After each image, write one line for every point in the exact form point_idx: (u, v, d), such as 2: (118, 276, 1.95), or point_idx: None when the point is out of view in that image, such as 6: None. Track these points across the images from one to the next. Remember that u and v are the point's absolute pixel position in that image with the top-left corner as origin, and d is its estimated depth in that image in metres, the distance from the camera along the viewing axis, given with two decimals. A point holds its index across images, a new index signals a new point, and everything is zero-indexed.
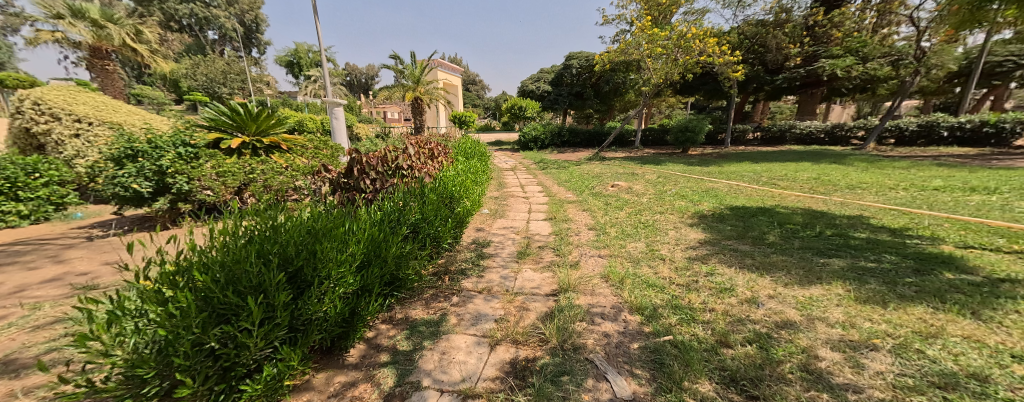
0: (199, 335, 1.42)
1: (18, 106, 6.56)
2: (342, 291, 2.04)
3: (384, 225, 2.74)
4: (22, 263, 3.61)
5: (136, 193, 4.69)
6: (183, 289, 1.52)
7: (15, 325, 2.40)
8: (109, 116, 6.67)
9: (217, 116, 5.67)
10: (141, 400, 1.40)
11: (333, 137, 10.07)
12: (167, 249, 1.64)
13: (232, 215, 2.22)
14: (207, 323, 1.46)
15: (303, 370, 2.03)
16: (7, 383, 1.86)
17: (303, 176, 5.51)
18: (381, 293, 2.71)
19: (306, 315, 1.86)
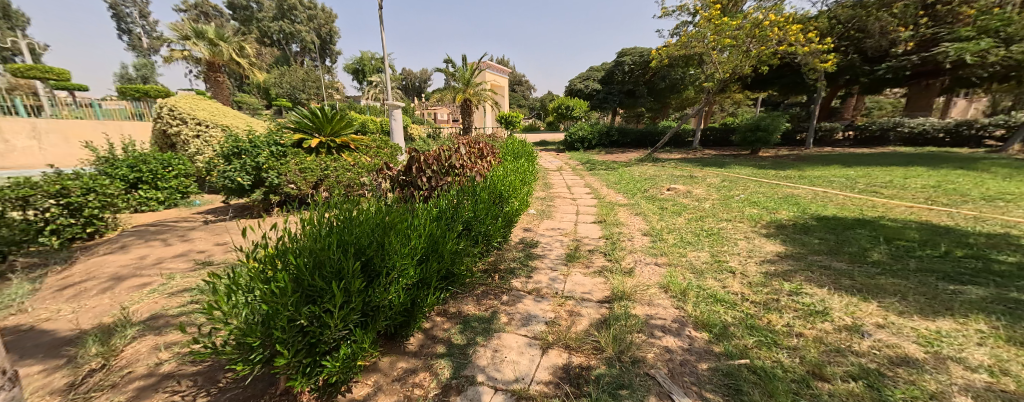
0: (293, 313, 1.59)
1: (157, 112, 8.04)
2: (405, 281, 2.16)
3: (440, 222, 2.84)
4: (160, 240, 4.42)
5: (240, 185, 5.46)
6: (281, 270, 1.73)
7: (158, 291, 2.95)
8: (220, 119, 7.91)
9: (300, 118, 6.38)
10: (249, 365, 1.61)
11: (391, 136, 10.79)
12: (268, 234, 1.88)
13: (314, 207, 2.46)
14: (299, 302, 1.64)
15: (372, 352, 2.18)
16: (155, 337, 2.29)
17: (368, 173, 5.90)
18: (438, 287, 2.81)
19: (376, 302, 2.00)
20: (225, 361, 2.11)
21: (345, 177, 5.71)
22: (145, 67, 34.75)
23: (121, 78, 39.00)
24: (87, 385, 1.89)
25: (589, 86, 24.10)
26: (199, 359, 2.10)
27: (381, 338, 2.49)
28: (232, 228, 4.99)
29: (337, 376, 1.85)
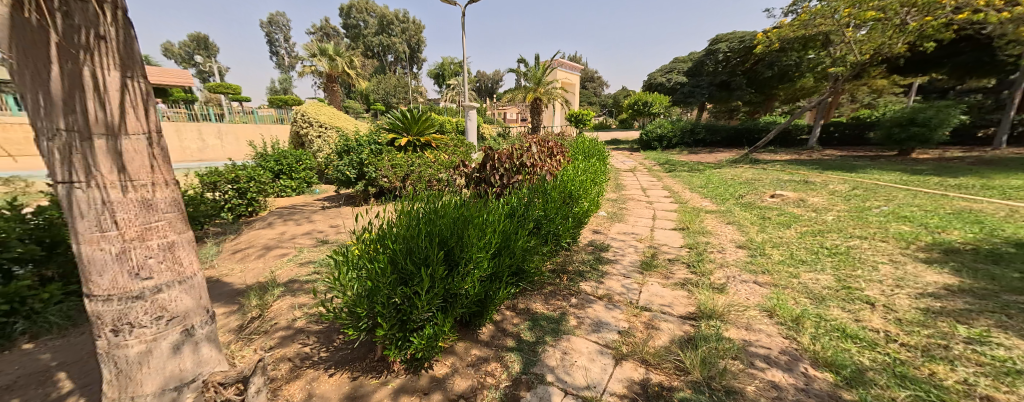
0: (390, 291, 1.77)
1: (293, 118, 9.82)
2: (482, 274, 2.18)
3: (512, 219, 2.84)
4: (293, 220, 5.36)
5: (348, 177, 6.32)
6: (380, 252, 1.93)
7: (294, 261, 3.57)
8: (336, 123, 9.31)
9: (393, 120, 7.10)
10: (356, 330, 1.86)
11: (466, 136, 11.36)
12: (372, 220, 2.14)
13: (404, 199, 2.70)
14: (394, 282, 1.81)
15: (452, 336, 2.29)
16: (292, 298, 2.78)
17: (445, 169, 6.26)
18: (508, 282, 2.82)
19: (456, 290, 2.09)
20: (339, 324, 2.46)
21: (428, 173, 6.15)
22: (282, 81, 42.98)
23: (268, 91, 49.02)
24: (248, 330, 2.40)
25: (672, 79, 21.97)
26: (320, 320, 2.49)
27: (458, 324, 2.61)
28: (344, 213, 5.80)
29: (422, 353, 1.99)
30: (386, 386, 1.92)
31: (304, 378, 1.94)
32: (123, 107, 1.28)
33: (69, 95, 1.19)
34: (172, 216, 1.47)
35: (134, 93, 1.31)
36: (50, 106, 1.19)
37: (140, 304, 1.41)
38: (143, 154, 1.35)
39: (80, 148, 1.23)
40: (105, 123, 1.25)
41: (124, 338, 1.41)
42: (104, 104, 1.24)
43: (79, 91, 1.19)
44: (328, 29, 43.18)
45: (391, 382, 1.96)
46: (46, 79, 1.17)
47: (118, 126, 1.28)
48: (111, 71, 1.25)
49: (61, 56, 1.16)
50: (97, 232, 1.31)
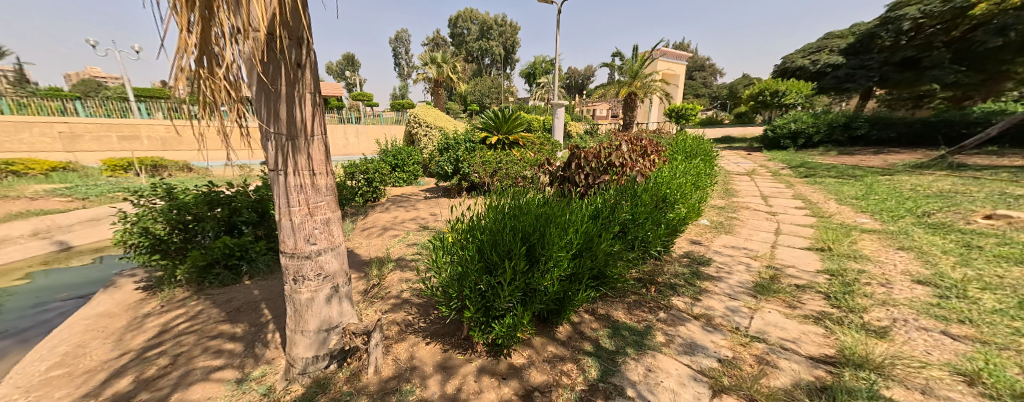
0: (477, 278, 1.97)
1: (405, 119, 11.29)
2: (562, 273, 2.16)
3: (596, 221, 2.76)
4: (401, 206, 6.21)
5: (445, 172, 6.95)
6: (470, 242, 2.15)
7: (402, 242, 4.17)
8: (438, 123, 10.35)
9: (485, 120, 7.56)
10: (447, 309, 2.13)
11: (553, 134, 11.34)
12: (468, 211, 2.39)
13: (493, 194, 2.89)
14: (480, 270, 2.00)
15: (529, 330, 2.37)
16: (400, 272, 3.26)
17: (531, 167, 6.53)
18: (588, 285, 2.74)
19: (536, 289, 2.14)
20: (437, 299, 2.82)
21: (515, 171, 6.41)
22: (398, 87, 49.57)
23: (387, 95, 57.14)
24: (371, 294, 2.94)
25: (822, 60, 17.72)
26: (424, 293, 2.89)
27: (536, 319, 2.70)
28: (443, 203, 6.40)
29: (501, 340, 2.12)
30: (470, 363, 2.13)
31: (408, 342, 2.30)
32: (312, 116, 1.70)
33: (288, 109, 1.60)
34: (330, 199, 1.89)
35: (316, 104, 1.72)
36: (274, 116, 1.61)
37: (309, 263, 1.87)
38: (317, 149, 1.76)
39: (291, 146, 1.67)
40: (302, 128, 1.68)
41: (299, 287, 1.89)
42: (304, 113, 1.66)
43: (293, 104, 1.62)
44: (439, 40, 48.36)
45: (473, 360, 2.15)
46: (275, 97, 1.58)
47: (310, 130, 1.70)
48: (309, 89, 1.65)
49: (288, 81, 1.57)
50: (288, 208, 1.75)
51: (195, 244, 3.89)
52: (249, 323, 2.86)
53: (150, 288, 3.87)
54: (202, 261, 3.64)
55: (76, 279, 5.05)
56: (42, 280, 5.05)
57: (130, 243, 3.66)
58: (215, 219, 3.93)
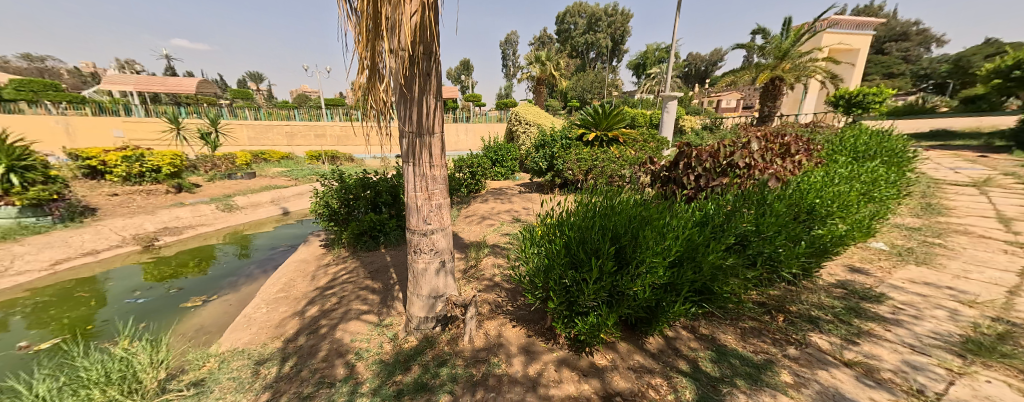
0: (561, 273, 2.07)
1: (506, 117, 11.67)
2: (655, 280, 2.03)
3: (703, 229, 2.44)
4: (499, 198, 6.61)
5: (539, 169, 7.07)
6: (558, 238, 2.25)
7: (498, 231, 4.50)
8: (538, 120, 10.41)
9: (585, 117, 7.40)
10: (533, 298, 2.30)
11: (661, 130, 10.21)
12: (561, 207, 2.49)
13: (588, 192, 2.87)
14: (566, 266, 2.10)
15: (614, 333, 2.29)
16: (493, 258, 3.56)
17: (630, 165, 6.10)
18: (688, 300, 2.42)
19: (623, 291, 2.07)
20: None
21: (610, 170, 6.09)
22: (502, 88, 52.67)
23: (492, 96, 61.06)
24: (469, 274, 3.32)
25: None
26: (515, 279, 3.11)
27: (623, 324, 2.58)
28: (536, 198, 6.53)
29: (584, 337, 2.14)
30: (550, 352, 2.23)
31: (498, 321, 2.54)
32: (435, 117, 2.02)
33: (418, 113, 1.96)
34: (443, 187, 2.22)
35: (438, 107, 2.04)
36: (408, 118, 1.99)
37: (425, 239, 2.24)
38: (435, 145, 2.09)
39: (418, 142, 2.03)
40: (427, 127, 2.02)
41: (417, 257, 2.29)
42: (428, 114, 2.00)
43: (422, 108, 1.97)
44: (544, 38, 49.05)
45: (555, 350, 2.25)
46: (410, 103, 1.96)
47: (431, 129, 2.03)
48: (434, 95, 1.98)
49: (420, 89, 1.91)
50: (413, 192, 2.15)
51: (349, 216, 4.99)
52: (381, 283, 3.58)
53: (326, 245, 5.19)
54: (360, 230, 4.70)
55: (292, 235, 6.91)
56: (273, 233, 7.09)
57: (318, 212, 5.00)
58: (365, 199, 4.99)
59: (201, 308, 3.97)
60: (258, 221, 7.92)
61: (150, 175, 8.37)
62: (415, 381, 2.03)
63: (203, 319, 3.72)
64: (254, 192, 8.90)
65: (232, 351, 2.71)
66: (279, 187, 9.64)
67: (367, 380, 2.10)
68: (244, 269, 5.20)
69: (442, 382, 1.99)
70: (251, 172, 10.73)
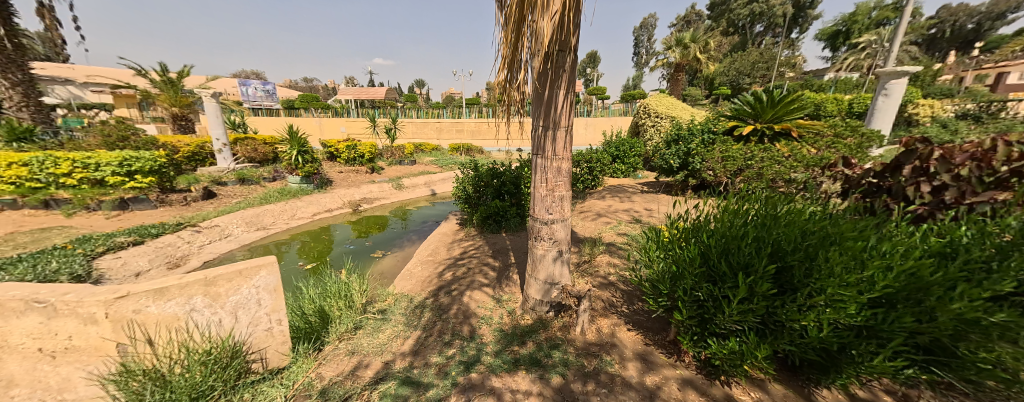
0: (693, 283, 1.84)
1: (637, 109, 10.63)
2: (838, 317, 1.45)
3: (948, 260, 1.48)
4: (620, 196, 6.23)
5: (670, 167, 6.10)
6: (694, 244, 1.98)
7: (616, 230, 4.33)
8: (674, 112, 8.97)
9: (741, 105, 5.80)
10: (656, 305, 2.12)
11: (869, 121, 7.23)
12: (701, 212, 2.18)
13: (742, 194, 2.28)
14: (701, 276, 1.85)
15: (764, 369, 1.78)
16: (608, 257, 3.51)
17: (806, 168, 4.46)
18: (900, 357, 1.52)
19: (787, 321, 1.58)
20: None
21: (769, 172, 4.62)
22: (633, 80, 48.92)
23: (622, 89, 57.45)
24: (582, 268, 3.35)
25: None
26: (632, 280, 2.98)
27: (780, 361, 1.94)
28: (661, 199, 5.87)
29: (720, 362, 1.79)
30: (673, 364, 2.03)
31: (611, 321, 2.50)
32: (563, 111, 2.19)
33: (550, 109, 2.18)
34: (566, 180, 2.36)
35: (568, 102, 2.18)
36: (540, 113, 2.24)
37: (546, 228, 2.44)
38: (562, 140, 2.25)
39: (546, 135, 2.26)
40: (555, 121, 2.21)
41: (537, 244, 2.51)
42: (558, 109, 2.18)
43: (552, 103, 2.18)
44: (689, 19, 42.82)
45: (681, 367, 2.00)
46: (543, 99, 2.20)
47: (559, 122, 2.21)
48: (564, 90, 2.14)
49: (552, 85, 2.12)
50: (538, 182, 2.39)
51: (478, 201, 5.66)
52: (501, 261, 3.96)
53: (461, 223, 6.01)
54: (486, 213, 5.24)
55: (435, 213, 8.12)
56: (422, 210, 8.49)
57: (458, 196, 5.89)
58: (492, 187, 5.55)
59: (381, 258, 5.28)
60: (415, 199, 9.51)
61: (358, 160, 11.26)
62: (530, 355, 2.22)
63: (382, 268, 4.87)
64: (413, 177, 10.76)
65: (399, 295, 3.43)
66: (429, 173, 11.38)
67: (489, 344, 2.41)
68: (407, 235, 6.44)
69: (554, 363, 2.12)
70: (413, 160, 13.14)
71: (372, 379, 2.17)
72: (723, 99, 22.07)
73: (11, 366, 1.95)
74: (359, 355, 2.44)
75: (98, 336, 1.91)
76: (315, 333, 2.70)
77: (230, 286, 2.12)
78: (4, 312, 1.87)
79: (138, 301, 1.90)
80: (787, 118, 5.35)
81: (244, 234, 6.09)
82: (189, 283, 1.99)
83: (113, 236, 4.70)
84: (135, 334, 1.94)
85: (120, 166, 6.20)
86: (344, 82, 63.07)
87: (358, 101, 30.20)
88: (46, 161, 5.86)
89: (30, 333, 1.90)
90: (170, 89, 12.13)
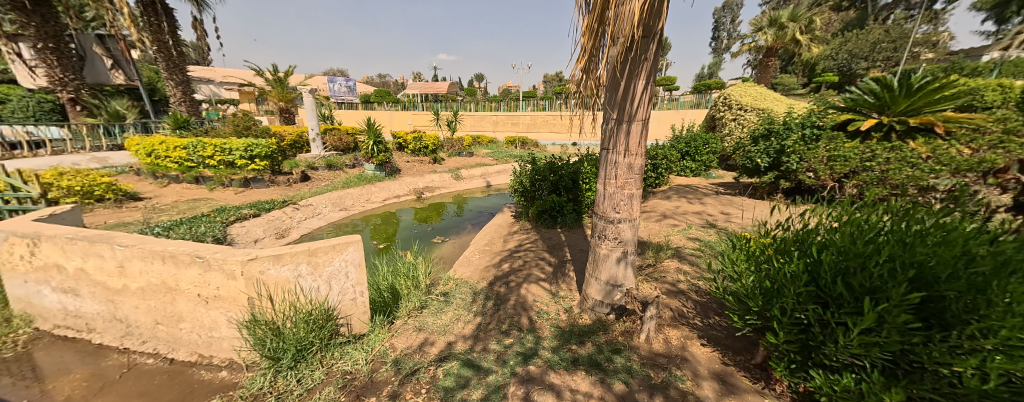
0: (794, 302, 1.61)
1: (716, 100, 9.50)
2: (1015, 368, 1.13)
3: None
4: (690, 197, 5.68)
5: (756, 166, 5.39)
6: (800, 259, 1.72)
7: (685, 234, 3.97)
8: (763, 103, 7.85)
9: (861, 94, 4.80)
10: (743, 322, 1.91)
11: None
12: (808, 222, 1.88)
13: (866, 204, 1.91)
14: (807, 295, 1.60)
15: None
16: (677, 262, 3.23)
17: (953, 173, 3.55)
18: None
19: (933, 364, 1.27)
20: (721, 302, 2.56)
21: (895, 176, 3.79)
22: (713, 68, 44.07)
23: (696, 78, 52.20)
24: (646, 272, 3.14)
25: None
26: (706, 291, 2.71)
27: None
28: (742, 203, 5.20)
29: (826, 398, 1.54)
30: (758, 391, 1.80)
31: (681, 333, 2.31)
32: (640, 102, 2.03)
33: (627, 102, 2.05)
34: (638, 177, 2.22)
35: (647, 93, 2.03)
36: (614, 104, 2.12)
37: (611, 227, 2.33)
38: (636, 133, 2.10)
39: (619, 129, 2.13)
40: (630, 114, 2.07)
41: (600, 243, 2.41)
42: (635, 100, 2.04)
43: (629, 94, 2.05)
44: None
45: (769, 395, 1.76)
46: (619, 90, 2.08)
47: (634, 115, 2.06)
48: (644, 79, 1.99)
49: (630, 74, 1.99)
50: (607, 179, 2.27)
51: (534, 195, 5.63)
52: (557, 257, 3.92)
53: (516, 216, 6.06)
54: (542, 208, 5.21)
55: (491, 204, 8.32)
56: (479, 200, 8.77)
57: (514, 188, 5.93)
58: (549, 181, 5.46)
59: (441, 244, 5.60)
60: (471, 190, 9.87)
61: (423, 150, 12.01)
62: (590, 356, 2.15)
63: (441, 253, 5.17)
64: (470, 168, 11.13)
65: (459, 280, 3.60)
66: (486, 165, 11.65)
67: (547, 339, 2.40)
68: (464, 224, 6.73)
69: (617, 369, 2.03)
70: (471, 152, 13.62)
71: (437, 356, 2.32)
72: (827, 87, 18.70)
73: (181, 305, 2.50)
74: (425, 333, 2.62)
75: (236, 289, 2.32)
76: (388, 307, 2.99)
77: (327, 257, 2.43)
78: (176, 263, 2.37)
79: (262, 264, 2.25)
80: (928, 110, 4.33)
81: (330, 214, 6.94)
82: (299, 252, 2.32)
83: (238, 209, 5.72)
84: (260, 291, 2.31)
85: (245, 151, 7.50)
86: (414, 78, 67.65)
87: (424, 95, 32.13)
88: (199, 146, 7.42)
89: (192, 281, 2.39)
90: (280, 87, 14.24)
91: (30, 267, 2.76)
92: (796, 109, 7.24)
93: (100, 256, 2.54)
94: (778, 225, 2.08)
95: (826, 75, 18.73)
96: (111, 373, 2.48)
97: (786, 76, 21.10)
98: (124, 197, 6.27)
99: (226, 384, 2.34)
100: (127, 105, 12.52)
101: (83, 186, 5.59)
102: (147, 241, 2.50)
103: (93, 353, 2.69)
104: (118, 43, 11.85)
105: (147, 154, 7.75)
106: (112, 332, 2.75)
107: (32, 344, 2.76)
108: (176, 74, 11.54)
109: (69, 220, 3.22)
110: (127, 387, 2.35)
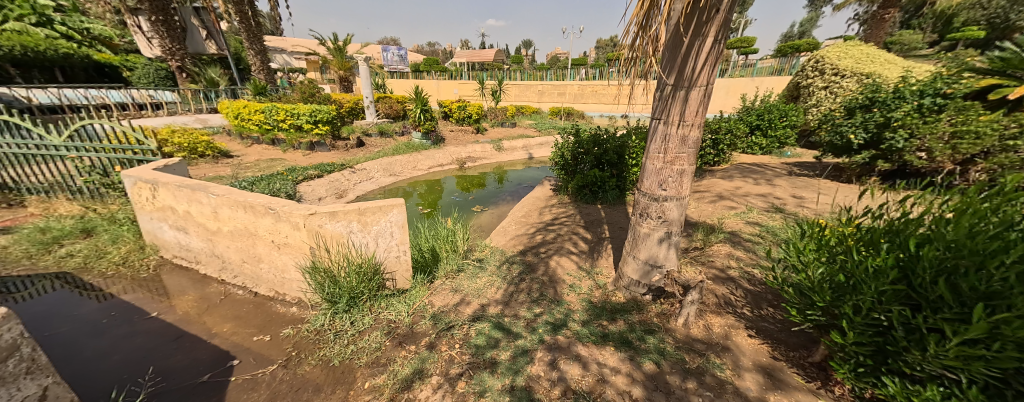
0: (872, 301, 1.40)
1: (804, 65, 8.09)
2: None
3: None
4: (755, 178, 5.03)
5: (847, 143, 4.60)
6: (887, 254, 1.46)
7: (742, 217, 3.59)
8: (868, 66, 6.52)
9: (1016, 53, 3.73)
10: (801, 317, 1.72)
11: None
12: (909, 211, 1.55)
13: (989, 192, 1.52)
14: (893, 295, 1.36)
15: None
16: (729, 248, 2.95)
17: None
18: None
19: None
20: (777, 294, 2.31)
21: None
22: (807, 23, 37.45)
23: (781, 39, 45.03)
24: (693, 255, 2.92)
25: None
26: (761, 280, 2.45)
27: None
28: (822, 186, 4.51)
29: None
30: (812, 391, 1.62)
31: (725, 321, 2.15)
32: (704, 65, 1.78)
33: (688, 64, 1.81)
34: (691, 152, 2.00)
35: (715, 53, 1.76)
36: (673, 67, 1.88)
37: (656, 204, 2.16)
38: (697, 101, 1.86)
39: (676, 96, 1.90)
40: (691, 79, 1.83)
41: (642, 221, 2.27)
42: (697, 62, 1.79)
43: (691, 56, 1.80)
44: None
45: (825, 397, 1.58)
46: (680, 49, 1.83)
47: (695, 80, 1.81)
48: (712, 37, 1.71)
49: (695, 32, 1.73)
50: (655, 152, 2.08)
51: (575, 169, 5.42)
52: (593, 234, 3.79)
53: (555, 189, 5.92)
54: (583, 182, 5.02)
55: (531, 176, 8.24)
56: (519, 172, 8.73)
57: (555, 161, 5.76)
58: (592, 155, 5.19)
59: (480, 213, 5.73)
60: (512, 161, 9.85)
61: (467, 120, 12.09)
62: (621, 333, 2.11)
63: (480, 222, 5.30)
64: (512, 139, 11.00)
65: (494, 248, 3.68)
66: (528, 137, 11.44)
67: (577, 311, 2.39)
68: (503, 194, 6.78)
69: (648, 349, 1.96)
70: (514, 123, 13.44)
71: (470, 316, 2.44)
72: (965, 46, 14.90)
73: (259, 249, 2.89)
74: (461, 294, 2.75)
75: (301, 239, 2.61)
76: (428, 267, 3.17)
77: (375, 217, 2.62)
78: (254, 212, 2.72)
79: (320, 219, 2.48)
80: None
81: (382, 178, 7.42)
82: (350, 210, 2.52)
83: (305, 170, 6.38)
84: (319, 242, 2.57)
85: (310, 117, 8.11)
86: (462, 45, 67.53)
87: (472, 63, 31.77)
88: (274, 111, 8.22)
89: (267, 229, 2.74)
90: (339, 56, 15.01)
91: (153, 208, 3.36)
92: (915, 73, 5.89)
93: (199, 202, 3.00)
94: (867, 213, 1.76)
95: (968, 29, 14.75)
96: (213, 298, 3.01)
97: (907, 33, 17.06)
98: (219, 155, 7.27)
99: (296, 318, 2.72)
100: (219, 73, 14.23)
101: (189, 143, 6.62)
102: (232, 192, 2.88)
103: (200, 280, 3.27)
104: (209, 14, 13.21)
105: (235, 117, 8.86)
106: (212, 265, 3.30)
107: (159, 268, 3.43)
108: (255, 43, 12.66)
109: (179, 171, 3.78)
110: (225, 311, 2.84)
